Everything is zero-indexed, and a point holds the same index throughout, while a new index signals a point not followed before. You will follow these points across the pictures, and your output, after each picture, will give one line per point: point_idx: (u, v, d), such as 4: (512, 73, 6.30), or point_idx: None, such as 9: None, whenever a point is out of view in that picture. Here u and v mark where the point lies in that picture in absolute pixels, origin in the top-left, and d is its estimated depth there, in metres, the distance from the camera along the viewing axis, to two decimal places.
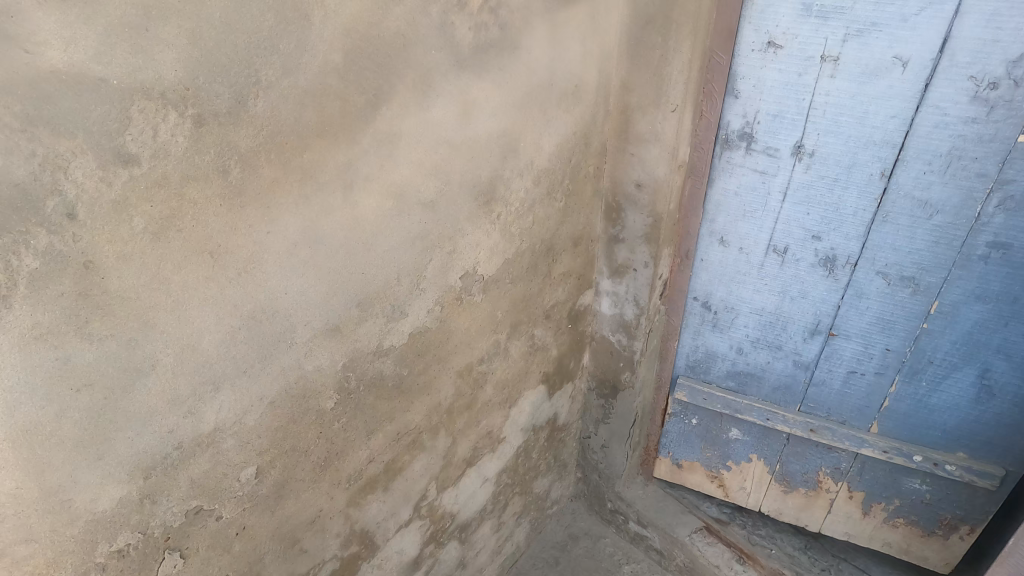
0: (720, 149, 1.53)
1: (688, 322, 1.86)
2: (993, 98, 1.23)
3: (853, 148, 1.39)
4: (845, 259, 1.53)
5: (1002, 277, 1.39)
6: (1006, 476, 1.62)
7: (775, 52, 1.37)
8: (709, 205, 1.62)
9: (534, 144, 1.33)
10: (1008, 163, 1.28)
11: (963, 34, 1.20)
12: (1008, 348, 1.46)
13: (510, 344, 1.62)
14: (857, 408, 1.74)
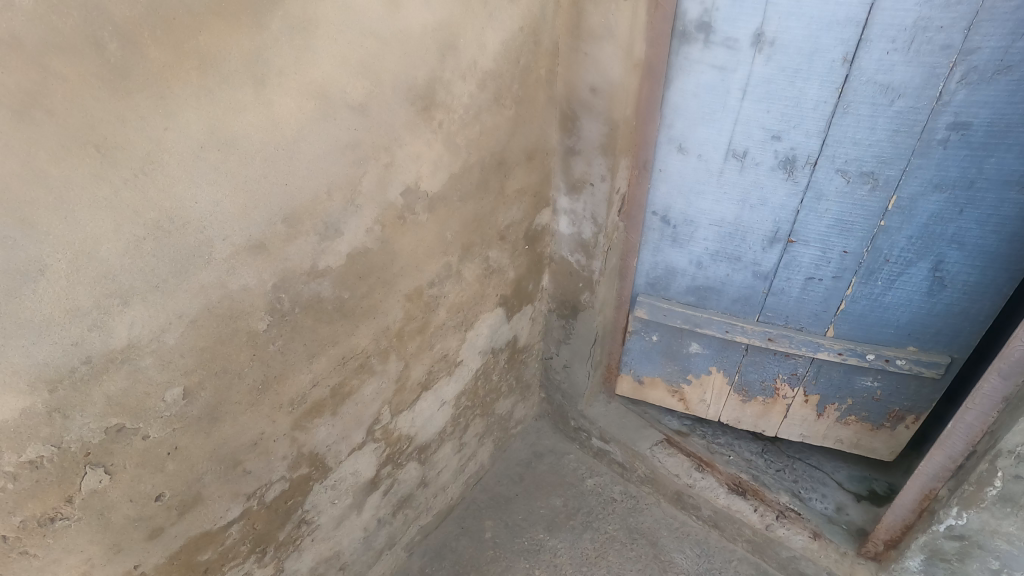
0: (677, 44, 1.45)
1: (648, 239, 1.85)
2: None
3: (814, 32, 1.32)
4: (804, 159, 1.50)
5: (959, 161, 1.37)
6: (951, 363, 1.69)
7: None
8: (667, 111, 1.57)
9: (475, 41, 1.28)
10: (974, 30, 1.21)
11: None
12: (961, 237, 1.47)
13: (463, 268, 1.61)
14: (813, 314, 1.77)
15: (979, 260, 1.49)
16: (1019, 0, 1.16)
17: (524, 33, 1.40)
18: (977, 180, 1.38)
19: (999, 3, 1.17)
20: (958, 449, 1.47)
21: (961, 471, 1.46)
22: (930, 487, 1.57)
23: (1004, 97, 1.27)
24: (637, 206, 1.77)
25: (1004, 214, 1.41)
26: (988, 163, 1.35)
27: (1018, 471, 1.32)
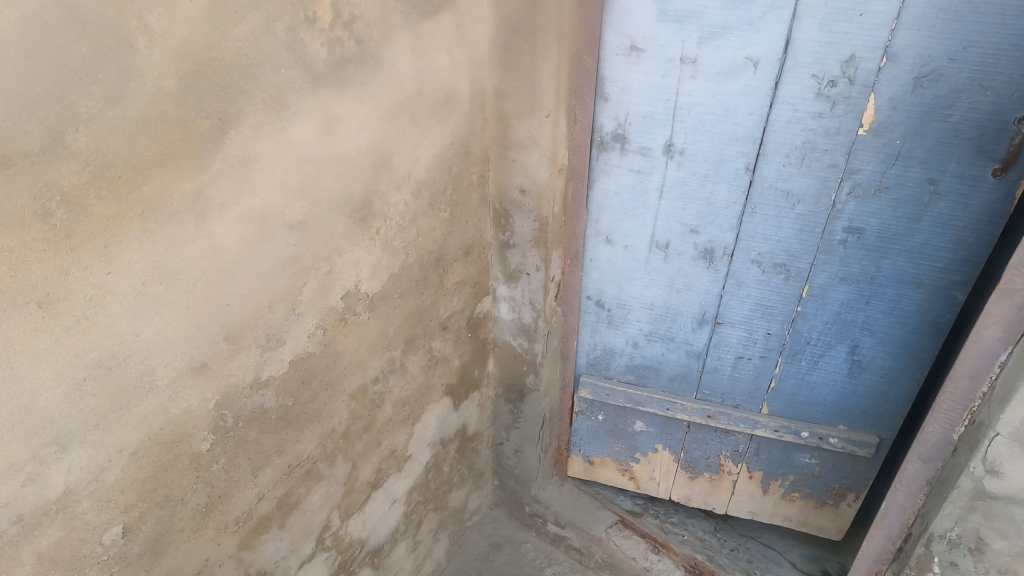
0: (597, 151, 1.67)
1: (585, 322, 2.02)
2: (834, 95, 1.41)
3: (718, 144, 1.55)
4: (722, 250, 1.71)
5: (859, 259, 1.61)
6: (880, 443, 1.92)
7: (639, 55, 1.50)
8: (593, 207, 1.77)
9: (409, 155, 1.36)
10: (854, 153, 1.47)
11: (802, 36, 1.36)
12: (871, 325, 1.72)
13: (407, 361, 1.62)
14: (747, 391, 1.96)
15: (887, 345, 1.74)
16: (886, 137, 1.43)
17: (454, 146, 1.53)
18: (876, 278, 1.63)
19: (870, 136, 1.43)
20: (895, 529, 1.64)
21: (901, 553, 1.63)
22: (875, 568, 1.73)
23: (888, 211, 1.52)
24: (573, 291, 1.96)
25: (904, 307, 1.66)
26: (884, 264, 1.60)
27: (953, 556, 1.51)
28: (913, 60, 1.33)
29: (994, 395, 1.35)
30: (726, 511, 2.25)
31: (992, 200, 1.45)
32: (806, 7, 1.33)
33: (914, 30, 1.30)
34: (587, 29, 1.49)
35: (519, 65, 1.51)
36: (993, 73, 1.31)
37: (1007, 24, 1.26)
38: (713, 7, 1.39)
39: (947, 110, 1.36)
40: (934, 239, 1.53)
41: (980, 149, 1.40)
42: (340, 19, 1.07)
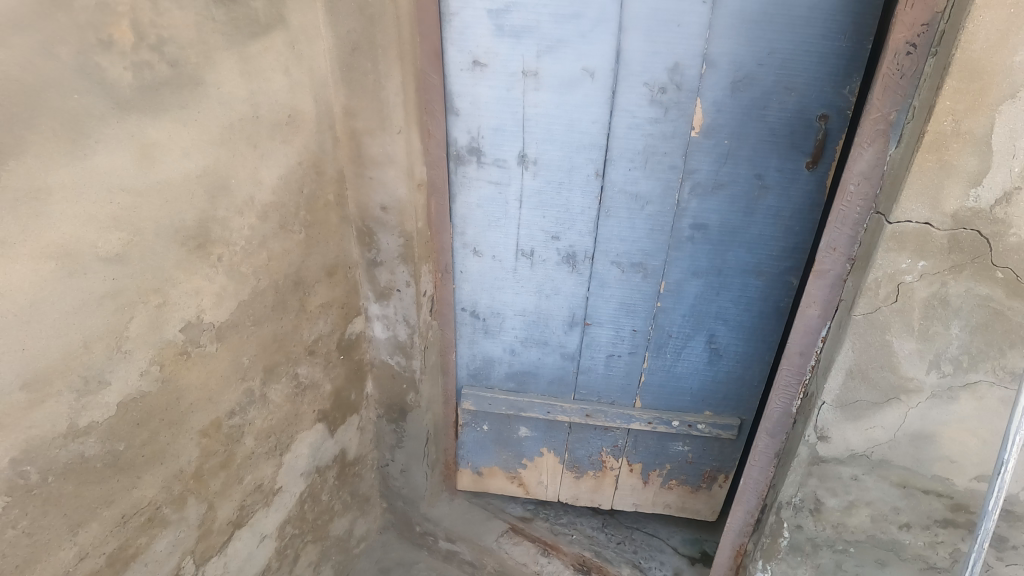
0: (454, 166, 1.69)
1: (462, 333, 2.03)
2: (665, 101, 1.50)
3: (567, 153, 1.61)
4: (583, 253, 1.77)
5: (706, 254, 1.72)
6: (742, 423, 2.05)
7: (483, 70, 1.53)
8: (456, 219, 1.79)
9: (249, 180, 1.38)
10: (690, 155, 1.57)
11: (630, 47, 1.44)
12: (724, 314, 1.84)
13: (267, 391, 1.65)
14: (621, 387, 2.04)
15: (740, 332, 1.86)
16: (715, 138, 1.53)
17: (303, 166, 1.54)
18: (723, 270, 1.75)
19: (701, 137, 1.54)
20: (753, 502, 1.80)
21: (759, 523, 1.80)
22: (739, 541, 1.88)
23: (725, 207, 1.64)
24: (447, 305, 1.96)
25: (750, 295, 1.79)
26: (728, 256, 1.72)
27: (798, 520, 1.69)
28: (729, 66, 1.44)
29: (819, 367, 1.47)
30: (612, 505, 2.37)
31: (810, 191, 1.59)
32: (630, 19, 1.41)
33: (726, 38, 1.41)
34: (429, 47, 1.50)
35: (364, 83, 1.53)
36: (798, 76, 1.44)
37: (801, 30, 1.39)
38: (546, 21, 1.44)
39: (763, 110, 1.48)
40: (766, 230, 1.66)
41: (793, 146, 1.53)
42: (146, 41, 1.08)
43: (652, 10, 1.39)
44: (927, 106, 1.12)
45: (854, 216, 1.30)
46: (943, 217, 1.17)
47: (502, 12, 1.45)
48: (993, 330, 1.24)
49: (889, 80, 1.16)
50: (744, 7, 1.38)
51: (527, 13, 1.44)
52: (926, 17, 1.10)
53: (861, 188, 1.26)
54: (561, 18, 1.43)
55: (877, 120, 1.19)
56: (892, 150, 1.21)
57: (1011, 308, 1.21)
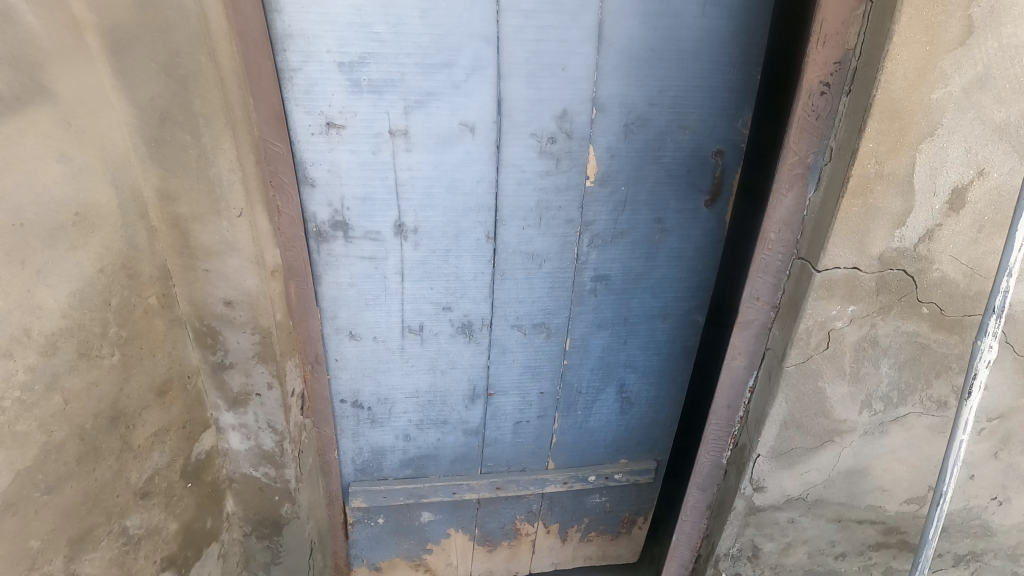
0: (316, 243, 1.42)
1: (344, 427, 1.73)
2: (556, 152, 1.35)
3: (452, 217, 1.40)
4: (480, 321, 1.56)
5: (611, 304, 1.59)
6: (658, 464, 1.96)
7: (339, 133, 1.30)
8: (324, 301, 1.50)
9: (20, 309, 1.02)
10: (587, 206, 1.42)
11: (512, 96, 1.28)
12: (633, 362, 1.72)
13: (77, 567, 1.27)
14: (532, 452, 1.85)
15: (649, 378, 1.76)
16: (612, 185, 1.40)
17: (106, 273, 1.18)
18: (629, 317, 1.62)
19: (597, 187, 1.40)
20: (687, 555, 1.67)
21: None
22: None
23: (626, 254, 1.51)
24: (320, 398, 1.64)
25: (657, 339, 1.68)
26: (634, 303, 1.60)
27: (737, 568, 1.60)
28: (621, 110, 1.31)
29: (750, 420, 1.38)
30: (530, 570, 2.18)
31: (710, 228, 1.51)
32: (508, 66, 1.25)
33: (614, 80, 1.28)
34: (268, 109, 1.22)
35: (182, 160, 1.22)
36: (691, 113, 1.34)
37: (689, 66, 1.29)
38: (410, 73, 1.25)
39: (657, 152, 1.37)
40: (670, 273, 1.57)
41: (691, 185, 1.44)
42: None
43: (531, 54, 1.24)
44: (848, 149, 1.04)
45: (776, 263, 1.21)
46: (870, 260, 1.12)
47: (357, 64, 1.24)
48: (920, 363, 1.22)
49: (804, 122, 1.06)
50: (632, 44, 1.25)
51: (387, 65, 1.24)
52: (837, 55, 1.01)
53: (781, 235, 1.17)
54: (428, 69, 1.25)
55: (794, 164, 1.11)
56: (810, 194, 1.13)
57: (936, 340, 1.19)
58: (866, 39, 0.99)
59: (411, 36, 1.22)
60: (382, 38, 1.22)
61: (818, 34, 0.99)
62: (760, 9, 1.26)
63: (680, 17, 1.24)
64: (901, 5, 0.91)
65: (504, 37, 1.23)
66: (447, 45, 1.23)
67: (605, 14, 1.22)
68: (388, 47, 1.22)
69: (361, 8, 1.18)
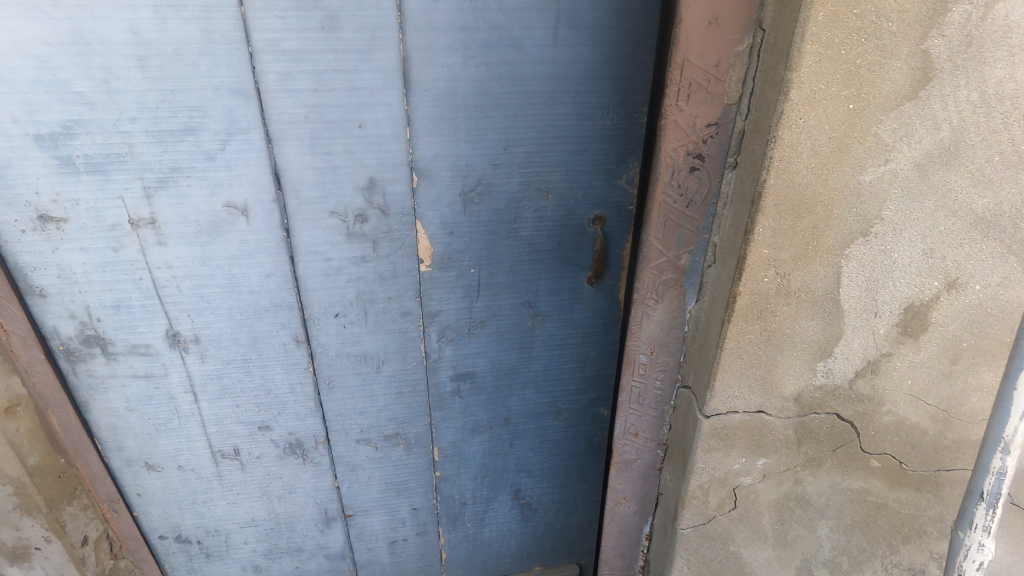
0: (69, 363, 1.06)
1: (173, 564, 1.38)
2: (369, 232, 0.99)
3: (243, 320, 1.05)
4: (310, 438, 1.21)
5: (482, 405, 1.24)
6: (581, 567, 1.60)
7: (59, 229, 0.93)
8: (99, 431, 1.15)
9: None
10: (426, 295, 1.08)
11: (293, 165, 0.92)
12: (526, 466, 1.36)
13: None
14: (418, 569, 1.51)
15: (552, 482, 1.40)
16: (456, 268, 1.06)
17: None
18: (510, 418, 1.27)
19: (436, 271, 1.05)
20: None
21: None
22: None
23: (492, 347, 1.16)
24: (132, 539, 1.30)
25: (551, 440, 1.33)
26: (513, 402, 1.25)
27: None
28: (450, 174, 0.97)
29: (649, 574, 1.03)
30: None
31: (599, 309, 1.15)
32: (279, 127, 0.89)
33: (435, 137, 0.93)
34: None
35: None
36: (553, 175, 1.00)
37: (542, 112, 0.94)
38: (140, 144, 0.88)
39: (513, 224, 1.03)
40: (554, 364, 1.21)
41: (565, 259, 1.08)
42: None
43: (311, 109, 0.89)
44: (734, 254, 0.68)
45: (654, 392, 0.85)
46: (782, 402, 0.76)
47: (60, 135, 0.86)
48: (873, 527, 0.85)
49: (669, 210, 0.71)
50: (455, 90, 0.91)
51: (103, 135, 0.87)
52: (710, 113, 0.66)
53: (655, 357, 0.82)
54: (165, 137, 0.88)
55: (660, 267, 0.75)
56: (692, 305, 0.77)
57: (895, 499, 0.82)
58: (754, 89, 0.63)
59: (130, 94, 0.85)
60: (88, 99, 0.84)
61: (676, 85, 0.64)
62: (638, 34, 0.91)
63: (521, 48, 0.89)
64: (799, 41, 0.55)
65: (265, 88, 0.87)
66: (184, 103, 0.86)
67: (408, 48, 0.87)
68: (99, 111, 0.85)
69: (47, 57, 0.81)
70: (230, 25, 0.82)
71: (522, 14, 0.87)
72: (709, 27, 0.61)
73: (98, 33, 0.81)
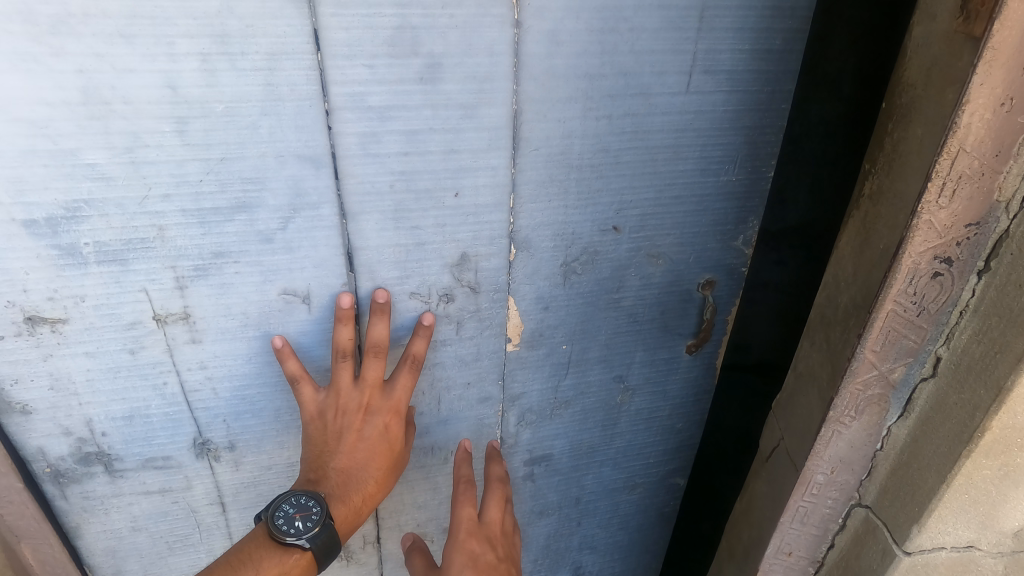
0: (57, 487, 0.83)
1: None
2: (454, 313, 0.83)
3: (290, 421, 0.87)
4: (359, 540, 1.03)
5: (556, 485, 1.09)
6: None
7: (56, 331, 0.71)
8: (93, 556, 0.92)
9: None
10: (510, 376, 0.92)
11: (370, 242, 0.74)
12: (591, 542, 1.22)
13: None
14: None
15: (616, 555, 1.26)
16: (547, 345, 0.90)
17: None
18: (582, 495, 1.12)
19: (525, 351, 0.90)
20: None
21: None
22: None
23: (574, 427, 1.01)
24: None
25: (622, 514, 1.19)
26: (588, 480, 1.10)
27: None
28: (554, 245, 0.81)
29: None
30: None
31: (692, 378, 1.02)
32: (356, 200, 0.71)
33: (542, 203, 0.77)
34: None
35: None
36: (668, 238, 0.85)
37: (664, 169, 0.78)
38: (175, 225, 0.68)
39: (616, 294, 0.88)
40: (638, 439, 1.07)
41: (666, 329, 0.94)
42: None
43: (398, 177, 0.71)
44: (988, 383, 0.58)
45: (823, 511, 0.74)
46: (998, 535, 0.67)
47: (62, 221, 0.64)
48: None
49: (896, 320, 0.63)
50: (570, 148, 0.74)
51: (124, 217, 0.66)
52: (972, 212, 0.58)
53: (835, 476, 0.72)
54: (210, 216, 0.68)
55: (868, 382, 0.66)
56: (892, 423, 0.68)
57: None
58: None
59: (163, 166, 0.64)
60: (104, 172, 0.63)
61: (944, 177, 0.56)
62: (778, 79, 0.76)
63: (648, 95, 0.73)
64: None
65: (341, 152, 0.68)
66: (237, 174, 0.66)
67: (522, 99, 0.70)
68: (120, 188, 0.64)
69: (47, 121, 0.59)
70: (301, 77, 0.63)
71: (656, 58, 0.71)
72: (1001, 110, 0.55)
73: (120, 89, 0.59)
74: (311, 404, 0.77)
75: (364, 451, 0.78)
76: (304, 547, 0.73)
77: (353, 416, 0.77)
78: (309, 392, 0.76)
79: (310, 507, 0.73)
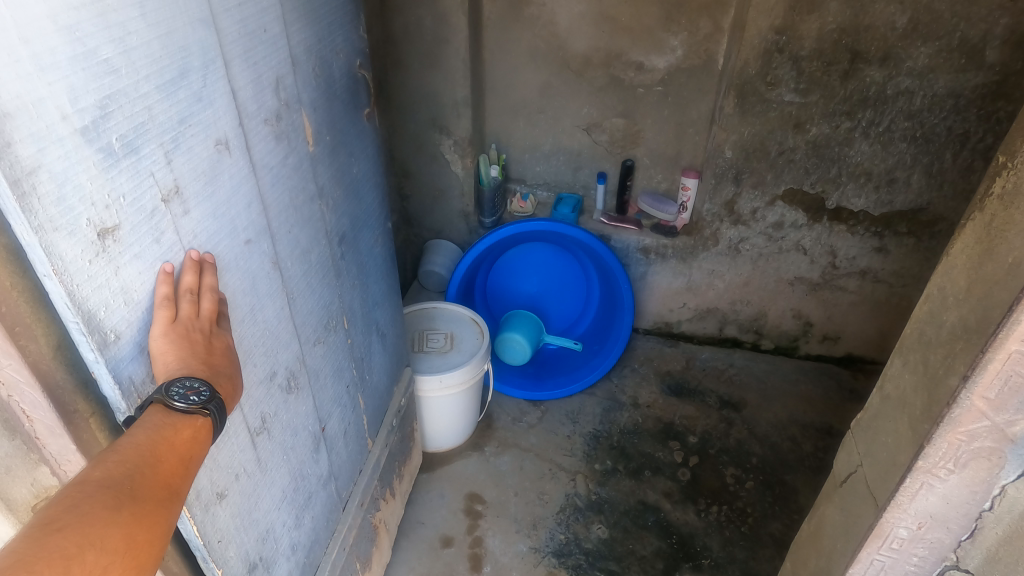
0: None
1: None
2: (284, 130, 0.92)
3: (243, 259, 0.84)
4: (295, 364, 1.03)
5: (354, 257, 1.24)
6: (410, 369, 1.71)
7: (116, 242, 0.63)
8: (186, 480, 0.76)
9: None
10: (316, 169, 1.04)
11: (239, 85, 0.80)
12: (377, 297, 1.40)
13: None
14: (357, 447, 1.36)
15: (389, 300, 1.49)
16: (321, 142, 1.05)
17: None
18: (363, 262, 1.29)
19: (315, 148, 1.03)
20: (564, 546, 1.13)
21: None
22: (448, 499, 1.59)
23: (346, 203, 1.18)
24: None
25: (380, 267, 1.41)
26: (362, 245, 1.28)
27: None
28: (306, 57, 0.97)
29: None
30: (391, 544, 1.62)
31: (374, 141, 1.30)
32: (229, 46, 0.77)
33: (295, 26, 0.93)
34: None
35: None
36: (335, 35, 1.08)
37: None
38: (158, 106, 0.66)
39: (333, 88, 1.08)
40: (370, 200, 1.31)
41: (356, 109, 1.19)
42: None
43: (241, 25, 0.79)
44: None
45: (908, 564, 0.88)
46: None
47: (98, 122, 0.58)
48: None
49: (1017, 364, 0.68)
50: None
51: (132, 107, 0.62)
52: None
53: (923, 530, 0.84)
54: (170, 88, 0.67)
55: (974, 431, 0.74)
56: (1007, 474, 0.76)
57: None
58: None
59: (142, 50, 0.63)
60: (113, 65, 0.59)
61: None
62: None
63: None
64: None
65: (215, 9, 0.74)
66: (176, 45, 0.68)
67: None
68: (123, 79, 0.61)
69: (75, 24, 0.55)
70: None
71: None
72: None
73: None
74: (163, 323, 0.69)
75: (223, 357, 0.74)
76: (205, 414, 0.68)
77: (206, 330, 0.72)
78: (167, 312, 0.70)
79: (199, 384, 0.68)
